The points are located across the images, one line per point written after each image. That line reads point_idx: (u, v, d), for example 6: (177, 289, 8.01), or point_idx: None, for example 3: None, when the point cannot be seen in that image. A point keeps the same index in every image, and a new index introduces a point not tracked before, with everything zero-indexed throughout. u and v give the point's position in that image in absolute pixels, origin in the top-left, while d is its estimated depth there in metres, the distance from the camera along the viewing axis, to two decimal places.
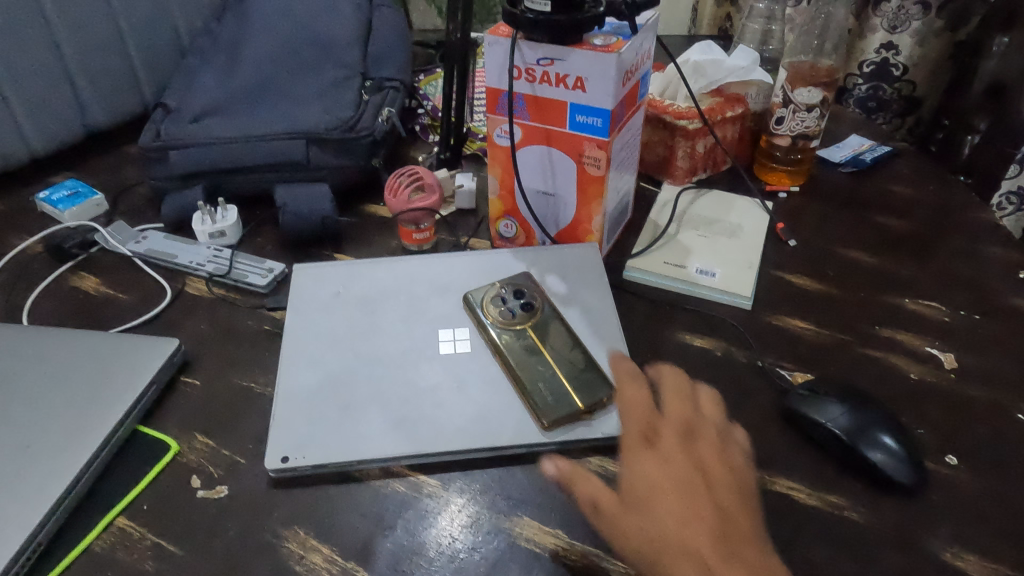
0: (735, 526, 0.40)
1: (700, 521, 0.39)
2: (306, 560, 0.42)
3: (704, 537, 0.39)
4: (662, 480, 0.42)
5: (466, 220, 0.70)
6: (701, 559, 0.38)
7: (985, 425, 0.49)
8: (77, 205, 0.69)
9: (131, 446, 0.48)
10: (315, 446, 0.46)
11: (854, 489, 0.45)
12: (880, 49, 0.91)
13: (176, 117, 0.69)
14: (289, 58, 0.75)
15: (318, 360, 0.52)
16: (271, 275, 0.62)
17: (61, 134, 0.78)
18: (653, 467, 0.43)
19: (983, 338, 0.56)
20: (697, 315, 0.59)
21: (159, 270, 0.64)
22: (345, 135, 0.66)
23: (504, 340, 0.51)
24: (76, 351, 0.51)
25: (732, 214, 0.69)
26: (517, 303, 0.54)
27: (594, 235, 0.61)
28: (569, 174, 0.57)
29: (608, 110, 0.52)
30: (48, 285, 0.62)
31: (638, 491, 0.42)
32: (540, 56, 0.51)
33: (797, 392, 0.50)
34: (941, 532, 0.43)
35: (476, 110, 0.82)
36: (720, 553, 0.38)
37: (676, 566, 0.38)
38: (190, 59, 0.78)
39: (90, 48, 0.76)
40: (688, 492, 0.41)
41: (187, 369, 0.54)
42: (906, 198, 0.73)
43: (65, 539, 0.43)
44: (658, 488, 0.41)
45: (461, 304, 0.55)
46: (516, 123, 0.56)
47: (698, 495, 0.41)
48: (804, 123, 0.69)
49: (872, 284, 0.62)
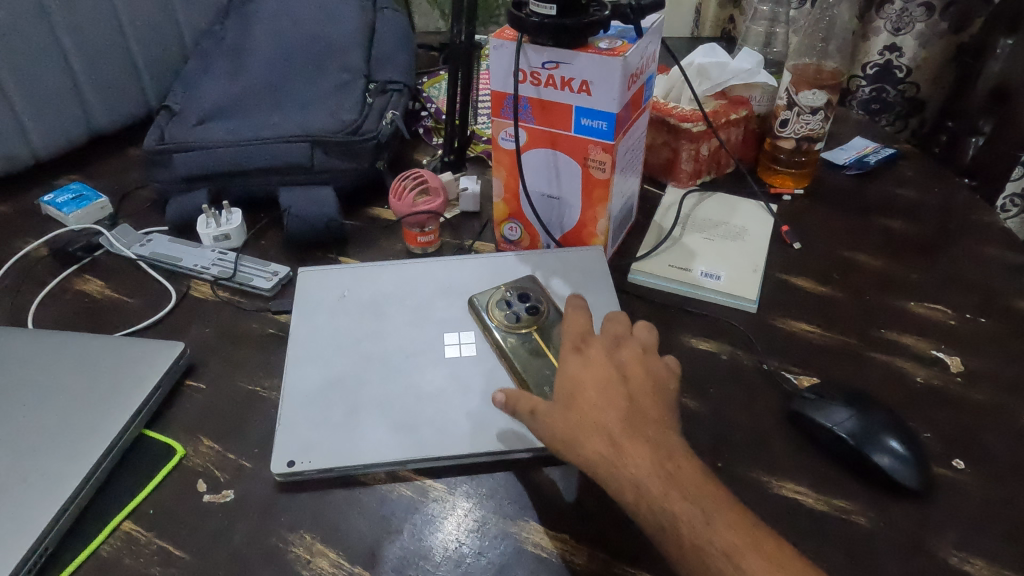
0: (645, 412, 0.42)
1: (614, 407, 0.41)
2: (312, 565, 0.42)
3: (614, 418, 0.41)
4: (583, 376, 0.43)
5: (470, 223, 0.70)
6: (610, 435, 0.40)
7: (991, 429, 0.49)
8: (82, 208, 0.69)
9: (137, 450, 0.48)
10: (321, 451, 0.46)
11: (861, 493, 0.45)
12: (883, 52, 0.91)
13: (181, 120, 0.69)
14: (293, 61, 0.75)
15: (323, 364, 0.52)
16: (276, 278, 0.62)
17: (65, 137, 0.78)
18: (579, 369, 0.44)
19: (988, 341, 0.56)
20: (702, 318, 0.59)
21: (164, 273, 0.64)
22: (349, 138, 0.66)
23: (508, 343, 0.51)
24: (81, 355, 0.51)
25: (736, 217, 0.69)
26: (522, 306, 0.54)
27: (599, 238, 0.61)
28: (573, 177, 0.57)
29: (613, 113, 0.52)
30: (53, 289, 0.62)
31: (562, 386, 0.43)
32: (545, 59, 0.51)
33: (803, 395, 0.50)
34: (948, 537, 0.43)
35: (479, 113, 0.82)
36: (629, 431, 0.40)
37: (588, 442, 0.40)
38: (194, 62, 0.78)
39: (94, 50, 0.76)
40: (607, 386, 0.43)
41: (192, 372, 0.54)
42: (910, 200, 0.73)
43: (71, 543, 0.43)
44: (580, 383, 0.43)
45: (466, 308, 0.55)
46: (521, 127, 0.56)
47: (614, 389, 0.42)
48: (808, 125, 0.69)
49: (877, 286, 0.62)
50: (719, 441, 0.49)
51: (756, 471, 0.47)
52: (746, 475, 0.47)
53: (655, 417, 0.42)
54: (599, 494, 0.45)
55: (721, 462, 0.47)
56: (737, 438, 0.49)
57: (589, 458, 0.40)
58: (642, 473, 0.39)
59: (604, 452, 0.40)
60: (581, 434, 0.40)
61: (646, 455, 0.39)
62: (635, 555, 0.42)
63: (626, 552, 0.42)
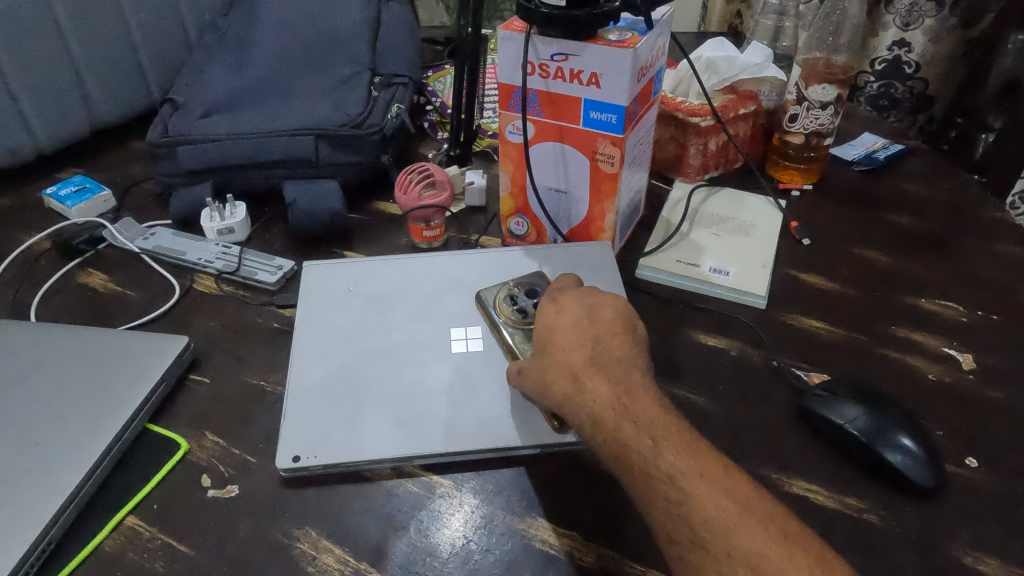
0: (609, 349, 0.42)
1: (581, 345, 0.42)
2: (319, 561, 0.41)
3: (579, 356, 0.42)
4: (554, 321, 0.45)
5: (476, 217, 0.70)
6: (572, 371, 0.41)
7: (1006, 427, 0.49)
8: (85, 201, 0.69)
9: (140, 445, 0.48)
10: (327, 446, 0.46)
11: (874, 491, 0.45)
12: (892, 47, 0.91)
13: (184, 113, 0.68)
14: (298, 54, 0.74)
15: (328, 359, 0.51)
16: (280, 272, 0.61)
17: (70, 130, 0.77)
18: (552, 316, 0.45)
19: (1001, 338, 0.56)
20: (711, 314, 0.58)
21: (168, 267, 0.63)
22: (355, 132, 0.66)
23: (517, 339, 0.50)
24: (83, 348, 0.51)
25: (745, 213, 0.68)
26: (530, 302, 0.53)
27: (607, 232, 0.60)
28: (582, 171, 0.56)
29: (622, 106, 0.51)
30: (56, 282, 0.62)
31: (539, 337, 0.45)
32: (554, 51, 0.51)
33: (813, 393, 0.49)
34: (962, 536, 0.42)
35: (485, 107, 0.82)
36: (591, 367, 0.41)
37: (555, 384, 0.42)
38: (198, 55, 0.77)
39: (98, 43, 0.76)
40: (574, 330, 0.44)
41: (196, 367, 0.54)
42: (920, 196, 0.72)
43: (74, 539, 0.42)
44: (552, 329, 0.44)
45: (473, 304, 0.55)
46: (529, 120, 0.55)
47: (582, 329, 0.43)
48: (818, 120, 0.68)
49: (888, 283, 0.61)
50: (729, 438, 0.48)
51: (766, 468, 0.46)
52: (756, 472, 0.46)
53: (621, 353, 0.42)
54: (607, 491, 0.45)
55: (731, 459, 0.47)
56: (748, 435, 0.48)
57: (558, 400, 0.41)
58: (598, 406, 0.40)
59: (568, 391, 0.41)
60: (548, 381, 0.42)
61: (605, 388, 0.40)
62: (645, 552, 0.42)
63: (635, 550, 0.42)
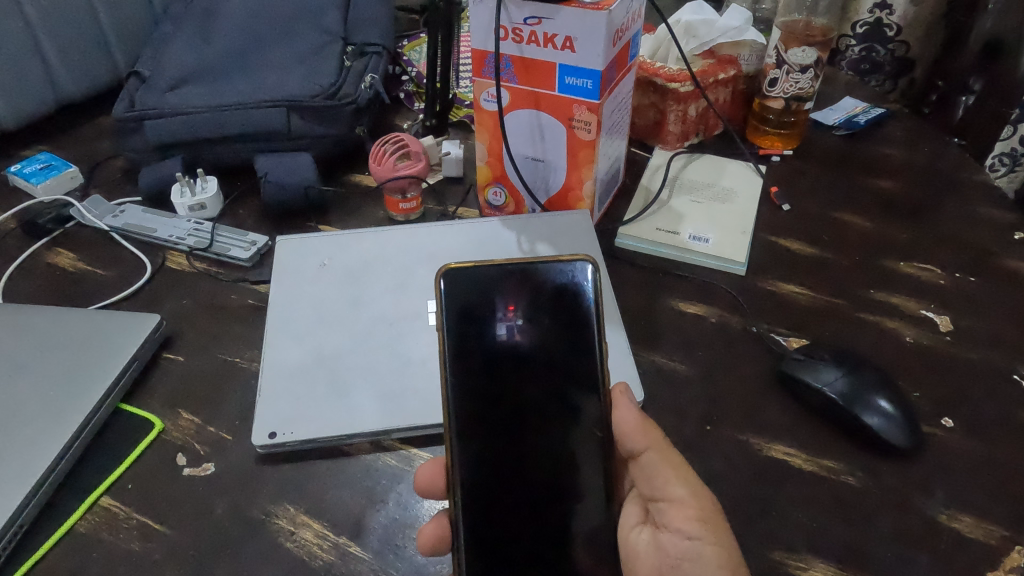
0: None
1: None
2: (296, 536, 0.41)
3: None
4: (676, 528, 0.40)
5: (453, 188, 0.69)
6: None
7: (980, 388, 0.49)
8: (51, 177, 0.67)
9: (114, 424, 0.47)
10: (304, 422, 0.45)
11: (850, 452, 0.45)
12: (873, 9, 0.89)
13: (151, 86, 0.66)
14: (267, 24, 0.72)
15: (303, 337, 0.50)
16: (254, 247, 0.60)
17: (32, 106, 0.75)
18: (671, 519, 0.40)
19: (981, 302, 0.56)
20: (690, 281, 0.58)
21: (139, 245, 0.62)
22: (327, 102, 0.64)
23: (501, 373, 0.38)
24: (49, 331, 0.50)
25: (724, 179, 0.68)
26: (458, 339, 0.38)
27: (585, 201, 0.59)
28: (559, 139, 0.55)
29: (598, 71, 0.50)
30: (24, 262, 0.60)
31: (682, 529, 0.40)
32: (527, 14, 0.49)
33: (791, 357, 0.49)
34: (937, 495, 0.43)
35: (460, 76, 0.80)
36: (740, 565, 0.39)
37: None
38: (164, 25, 0.75)
39: (57, 12, 0.73)
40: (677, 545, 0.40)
41: (169, 345, 0.53)
42: (901, 160, 0.72)
43: (45, 523, 0.41)
44: None
45: (468, 266, 0.40)
46: (504, 87, 0.54)
47: None
48: (797, 84, 0.67)
49: (867, 248, 0.61)
50: (707, 404, 0.48)
51: (744, 432, 0.46)
52: (734, 437, 0.46)
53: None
54: None
55: (709, 425, 0.47)
56: (726, 402, 0.48)
57: None
58: None
59: None
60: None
61: None
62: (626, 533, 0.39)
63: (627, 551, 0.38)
